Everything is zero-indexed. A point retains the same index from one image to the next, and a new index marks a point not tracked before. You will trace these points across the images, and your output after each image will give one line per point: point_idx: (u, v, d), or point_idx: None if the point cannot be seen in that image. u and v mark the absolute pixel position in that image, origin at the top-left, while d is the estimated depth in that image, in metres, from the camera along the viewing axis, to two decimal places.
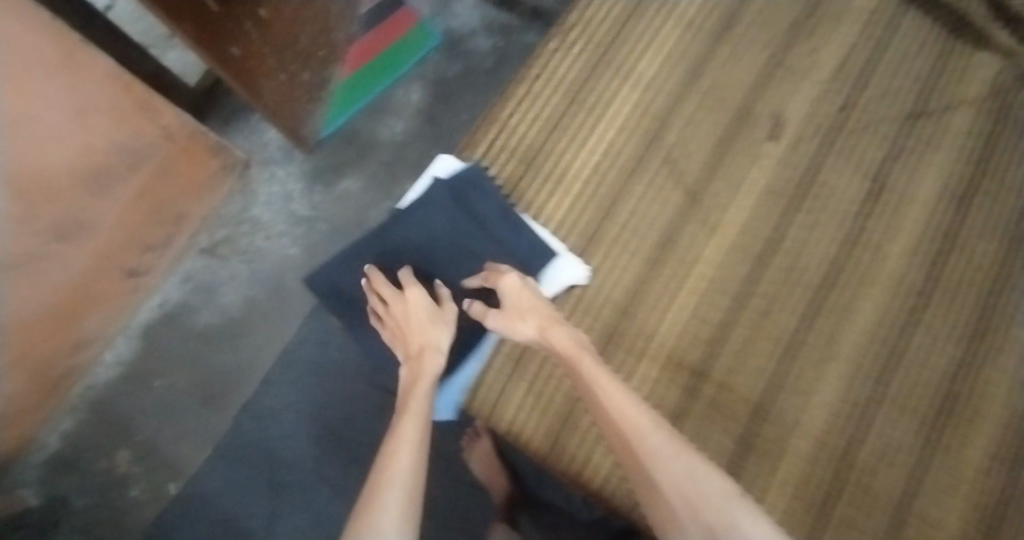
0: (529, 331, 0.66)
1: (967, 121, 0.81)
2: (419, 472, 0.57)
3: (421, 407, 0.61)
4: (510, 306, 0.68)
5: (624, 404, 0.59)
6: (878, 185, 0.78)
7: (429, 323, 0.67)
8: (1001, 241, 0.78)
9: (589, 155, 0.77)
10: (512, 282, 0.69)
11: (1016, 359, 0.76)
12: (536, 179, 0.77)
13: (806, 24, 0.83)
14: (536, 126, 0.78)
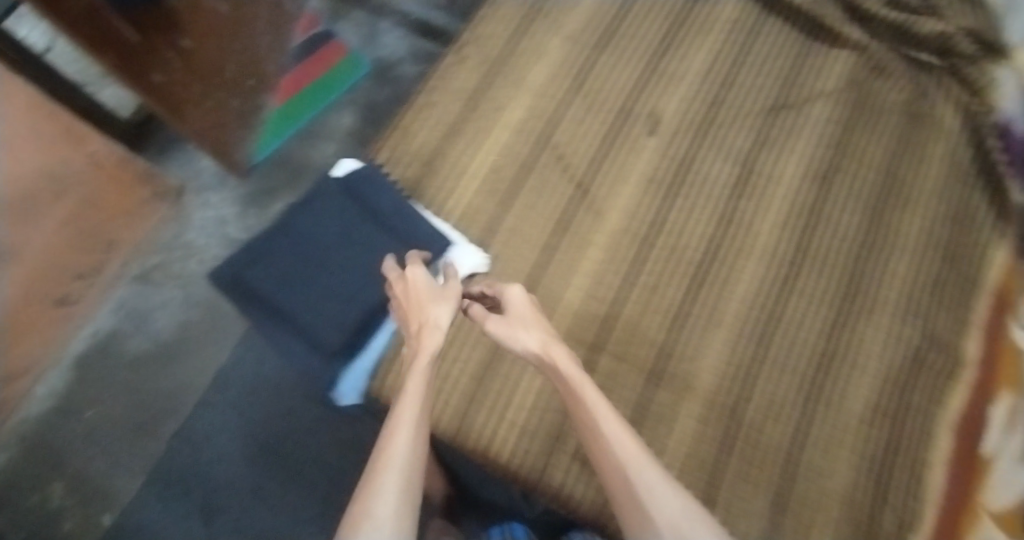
0: (533, 344, 0.66)
1: (825, 111, 0.92)
2: (418, 461, 0.54)
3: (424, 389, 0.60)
4: (514, 319, 0.68)
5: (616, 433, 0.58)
6: (748, 172, 0.88)
7: (447, 306, 0.66)
8: (860, 213, 0.88)
9: (493, 154, 0.84)
10: (518, 298, 0.70)
11: (882, 317, 0.84)
12: (446, 179, 0.83)
13: (675, 30, 0.93)
14: (441, 128, 0.84)
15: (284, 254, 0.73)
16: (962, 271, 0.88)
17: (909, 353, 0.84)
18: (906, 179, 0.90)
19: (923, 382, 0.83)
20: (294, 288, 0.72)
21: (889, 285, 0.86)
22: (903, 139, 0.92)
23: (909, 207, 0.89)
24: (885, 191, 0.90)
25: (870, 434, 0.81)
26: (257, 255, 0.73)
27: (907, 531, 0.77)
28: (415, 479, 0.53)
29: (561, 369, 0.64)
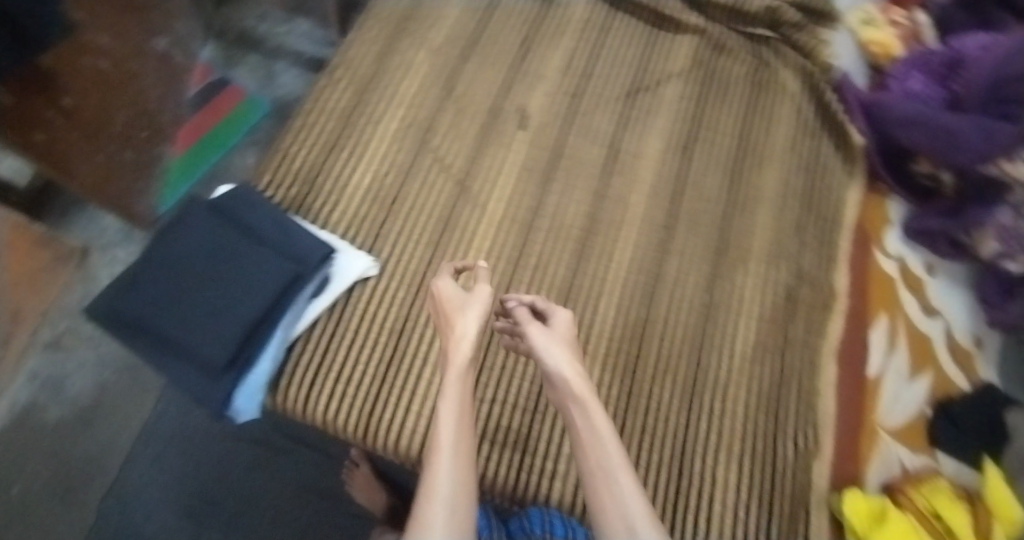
0: (560, 360, 0.64)
1: (677, 92, 1.02)
2: (457, 480, 0.55)
3: (463, 409, 0.61)
4: (553, 339, 0.65)
5: (621, 479, 0.55)
6: (616, 155, 0.97)
7: (480, 327, 0.67)
8: (719, 177, 0.98)
9: (378, 163, 0.89)
10: (561, 320, 0.69)
11: (753, 264, 0.92)
12: (332, 190, 0.86)
13: (533, 35, 1.02)
14: (325, 144, 0.88)
15: (159, 275, 0.68)
16: (824, 214, 0.96)
17: (783, 294, 0.91)
18: (759, 141, 1.00)
19: (800, 318, 0.90)
20: (171, 310, 0.67)
21: (755, 235, 0.94)
22: (752, 106, 1.02)
23: (766, 165, 0.98)
24: (742, 155, 0.99)
25: (761, 372, 0.86)
26: (131, 279, 0.68)
27: (805, 455, 0.83)
28: (462, 510, 0.53)
29: (578, 394, 0.61)
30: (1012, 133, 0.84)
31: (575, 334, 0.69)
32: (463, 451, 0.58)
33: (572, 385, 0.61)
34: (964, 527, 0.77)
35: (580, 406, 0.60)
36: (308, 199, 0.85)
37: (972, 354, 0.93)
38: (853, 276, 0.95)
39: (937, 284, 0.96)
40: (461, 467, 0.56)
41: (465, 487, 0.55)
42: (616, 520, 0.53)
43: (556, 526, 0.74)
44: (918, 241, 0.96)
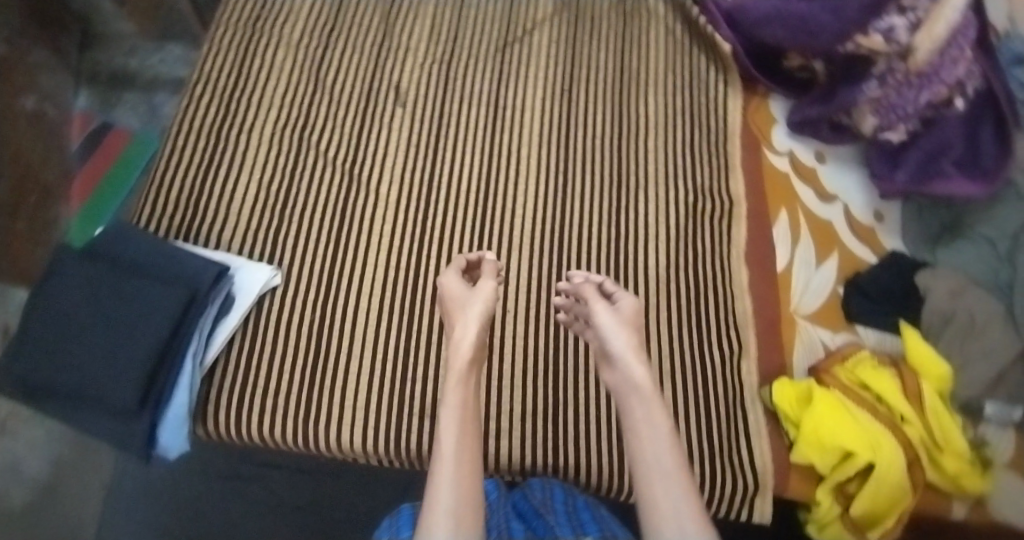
0: (620, 344, 0.67)
1: (547, 38, 1.04)
2: (463, 479, 0.58)
3: (467, 412, 0.63)
4: (621, 322, 0.69)
5: (671, 471, 0.59)
6: (499, 110, 0.98)
7: (481, 324, 0.68)
8: (605, 112, 1.01)
9: (265, 171, 0.88)
10: (627, 302, 0.72)
11: (651, 191, 0.97)
12: (223, 207, 0.86)
13: (393, 12, 1.02)
14: (208, 163, 0.88)
15: (49, 333, 0.67)
16: (709, 125, 1.03)
17: (686, 208, 0.97)
18: (636, 68, 1.05)
19: (704, 227, 0.96)
20: (67, 364, 0.66)
21: (645, 165, 0.98)
22: (623, 38, 1.07)
23: (647, 92, 1.03)
24: (622, 86, 1.03)
25: (676, 289, 0.92)
26: (22, 344, 0.67)
27: (736, 357, 0.89)
28: (467, 510, 0.56)
29: (636, 382, 0.64)
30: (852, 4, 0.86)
31: (641, 317, 0.71)
32: (466, 454, 0.60)
33: (633, 372, 0.65)
34: (890, 388, 0.82)
35: (640, 398, 0.64)
36: (201, 221, 0.84)
37: (873, 229, 0.97)
38: (748, 180, 1.00)
39: (830, 170, 1.00)
40: (464, 472, 0.59)
41: (467, 490, 0.58)
42: (666, 511, 0.57)
43: (557, 493, 0.74)
44: (803, 132, 1.01)
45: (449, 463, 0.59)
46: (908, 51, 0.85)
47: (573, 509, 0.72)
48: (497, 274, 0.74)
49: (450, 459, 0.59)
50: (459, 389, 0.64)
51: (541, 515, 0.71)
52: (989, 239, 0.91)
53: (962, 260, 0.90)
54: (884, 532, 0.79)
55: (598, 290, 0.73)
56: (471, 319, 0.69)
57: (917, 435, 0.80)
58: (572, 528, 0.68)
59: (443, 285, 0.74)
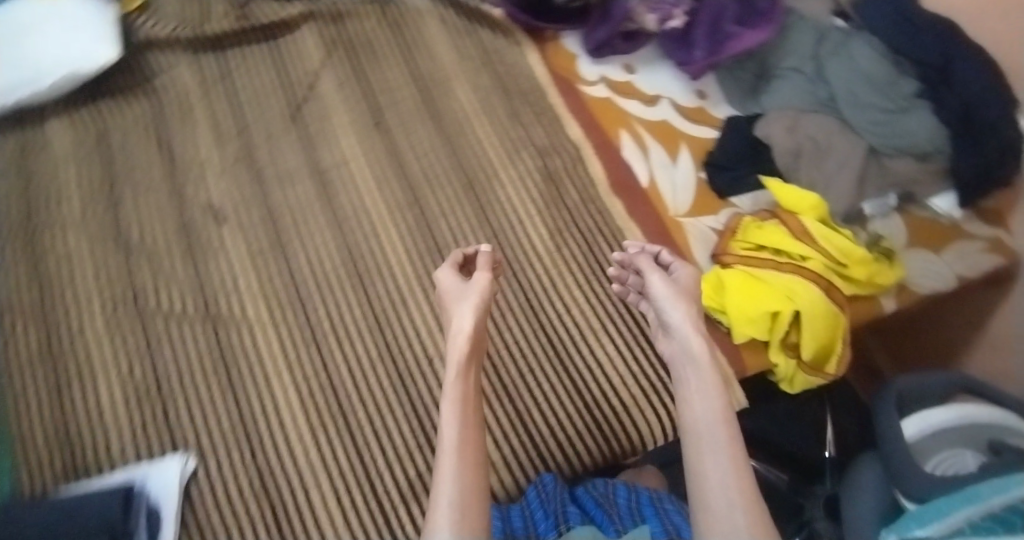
0: (679, 317, 0.69)
1: (333, 81, 1.00)
2: (471, 468, 0.55)
3: (473, 405, 0.60)
4: (677, 295, 0.71)
5: (719, 451, 0.59)
6: (325, 175, 0.93)
7: (478, 313, 0.65)
8: (424, 127, 0.98)
9: (124, 363, 0.80)
10: (683, 273, 0.74)
11: (503, 178, 0.96)
12: (96, 423, 0.77)
13: (166, 137, 0.94)
14: (55, 388, 0.78)
15: None
16: (522, 86, 1.02)
17: (540, 173, 0.97)
18: (430, 71, 1.02)
19: (565, 184, 0.96)
20: None
21: (485, 158, 0.97)
22: (403, 46, 1.04)
23: (452, 85, 1.01)
24: (426, 92, 1.01)
25: (569, 251, 0.93)
26: None
27: None
28: (471, 494, 0.53)
29: (693, 351, 0.66)
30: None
31: (698, 287, 0.74)
32: (470, 444, 0.57)
33: (690, 341, 0.67)
34: (780, 240, 0.87)
35: (697, 373, 0.65)
36: (82, 449, 0.75)
37: (702, 107, 1.02)
38: (580, 119, 1.01)
39: (642, 75, 1.04)
40: (468, 456, 0.55)
41: (470, 473, 0.55)
42: (715, 492, 0.56)
43: (620, 488, 0.77)
44: (604, 55, 1.03)
45: (451, 452, 0.56)
46: None
47: (636, 506, 0.74)
48: (493, 265, 0.69)
49: (450, 443, 0.56)
50: (464, 372, 0.62)
51: (604, 507, 0.73)
52: (794, 68, 0.97)
53: (783, 97, 0.96)
54: (839, 361, 0.84)
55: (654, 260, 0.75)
56: (467, 307, 0.66)
57: (821, 266, 0.86)
58: (634, 517, 0.72)
59: (442, 289, 0.71)
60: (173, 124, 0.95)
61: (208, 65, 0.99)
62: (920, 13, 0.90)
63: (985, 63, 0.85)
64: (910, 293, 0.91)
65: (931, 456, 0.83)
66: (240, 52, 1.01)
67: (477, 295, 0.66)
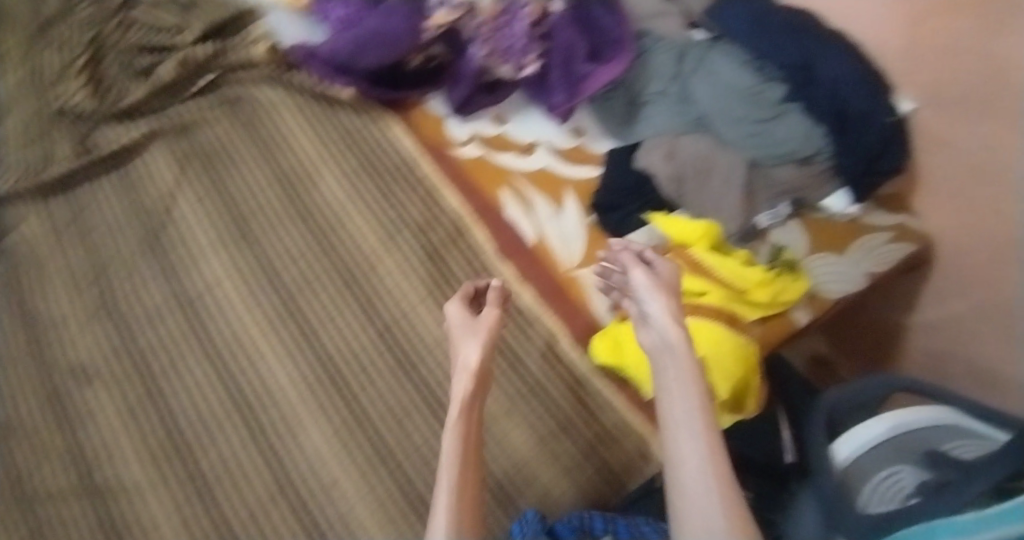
0: (659, 309, 0.62)
1: (191, 199, 0.95)
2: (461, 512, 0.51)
3: (467, 446, 0.56)
4: (660, 287, 0.64)
5: (696, 443, 0.54)
6: (192, 306, 0.89)
7: (480, 346, 0.62)
8: (294, 230, 0.93)
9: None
10: (666, 267, 0.67)
11: (385, 267, 0.91)
12: None
13: (24, 299, 0.89)
14: None
15: None
16: (389, 164, 0.97)
17: (422, 254, 0.92)
18: (292, 167, 0.97)
19: (451, 260, 0.92)
20: None
21: (363, 249, 0.92)
22: (260, 146, 0.99)
23: (318, 178, 0.97)
24: (292, 192, 0.96)
25: None
26: None
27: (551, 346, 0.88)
28: (466, 522, 0.51)
29: (672, 342, 0.59)
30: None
31: (680, 282, 0.67)
32: (465, 489, 0.53)
33: (669, 332, 0.60)
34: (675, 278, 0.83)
35: (675, 364, 0.58)
36: None
37: (581, 146, 0.98)
38: (456, 187, 0.96)
39: (514, 126, 0.99)
40: (462, 501, 0.52)
41: (459, 505, 0.51)
42: (692, 490, 0.51)
43: (596, 518, 0.71)
44: (470, 113, 0.97)
45: (446, 483, 0.52)
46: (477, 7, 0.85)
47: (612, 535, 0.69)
48: (504, 298, 0.67)
49: (446, 472, 0.53)
50: (464, 403, 0.58)
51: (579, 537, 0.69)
52: (661, 92, 0.92)
53: (657, 124, 0.92)
54: (755, 396, 0.81)
55: (636, 256, 0.68)
56: (469, 338, 0.63)
57: (719, 298, 0.82)
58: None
59: (448, 321, 0.67)
60: (30, 284, 0.90)
61: (60, 211, 0.95)
62: (774, 12, 0.85)
63: (845, 52, 0.81)
64: (823, 302, 0.86)
65: (870, 478, 0.78)
66: (93, 190, 0.97)
67: (481, 323, 0.63)
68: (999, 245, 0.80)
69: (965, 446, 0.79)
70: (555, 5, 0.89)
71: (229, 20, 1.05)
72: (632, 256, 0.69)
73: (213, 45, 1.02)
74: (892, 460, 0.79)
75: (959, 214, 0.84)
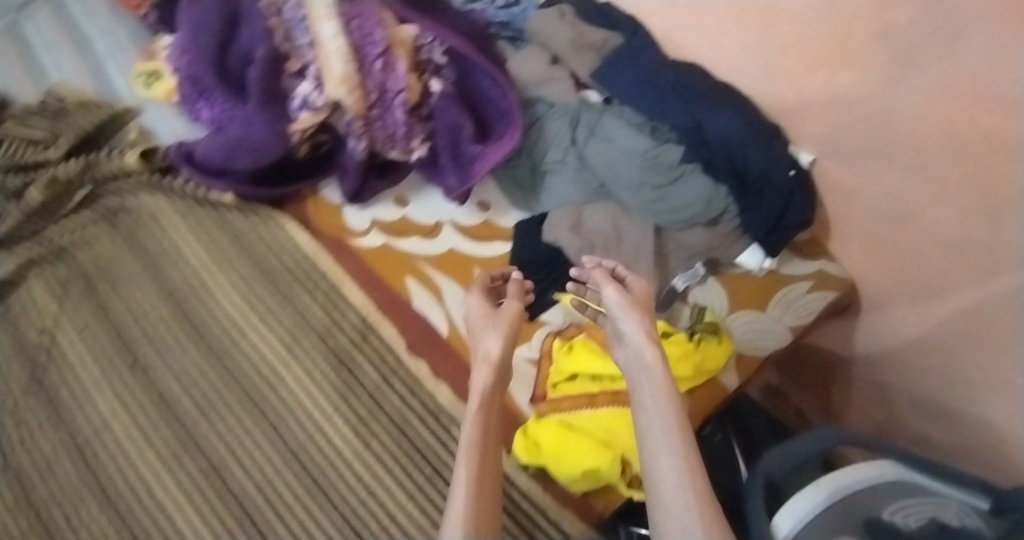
0: (633, 327, 0.66)
1: (74, 333, 0.89)
2: (480, 506, 0.57)
3: (486, 444, 0.63)
4: (632, 306, 0.68)
5: (673, 452, 0.58)
6: (81, 452, 0.82)
7: (501, 341, 0.69)
8: (190, 349, 0.87)
9: None
10: (638, 285, 0.72)
11: (289, 379, 0.85)
12: None
13: None
14: None
15: None
16: (284, 268, 0.91)
17: (329, 362, 0.85)
18: (182, 279, 0.91)
19: (359, 362, 0.85)
20: None
21: (264, 362, 0.86)
22: (146, 259, 0.92)
23: (211, 291, 0.90)
24: (185, 309, 0.89)
25: (379, 441, 0.81)
26: None
27: None
28: (484, 509, 0.57)
29: (647, 359, 0.64)
30: (251, 112, 0.76)
31: (649, 300, 0.72)
32: (484, 484, 0.59)
33: (643, 349, 0.65)
34: (590, 361, 0.79)
35: (650, 379, 0.63)
36: None
37: (488, 221, 0.92)
38: (360, 280, 0.90)
39: (416, 207, 0.93)
40: (484, 495, 0.58)
41: (478, 483, 0.59)
42: (669, 496, 0.56)
43: None
44: (366, 199, 0.92)
45: (465, 469, 0.60)
46: (337, 103, 0.76)
47: None
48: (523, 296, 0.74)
49: (466, 461, 0.60)
50: (484, 395, 0.66)
51: None
52: (561, 160, 0.88)
53: (561, 195, 0.87)
54: None
55: (608, 274, 0.72)
56: (489, 332, 0.70)
57: None
58: None
59: (472, 314, 0.74)
60: None
61: None
62: (660, 68, 0.81)
63: (734, 107, 0.77)
64: (749, 362, 0.81)
65: None
66: None
67: (502, 319, 0.70)
68: (923, 284, 0.77)
69: (906, 512, 0.69)
70: (434, 82, 0.85)
71: (98, 126, 0.97)
72: (605, 273, 0.73)
73: (79, 161, 0.93)
74: (834, 531, 0.67)
75: (876, 257, 0.81)
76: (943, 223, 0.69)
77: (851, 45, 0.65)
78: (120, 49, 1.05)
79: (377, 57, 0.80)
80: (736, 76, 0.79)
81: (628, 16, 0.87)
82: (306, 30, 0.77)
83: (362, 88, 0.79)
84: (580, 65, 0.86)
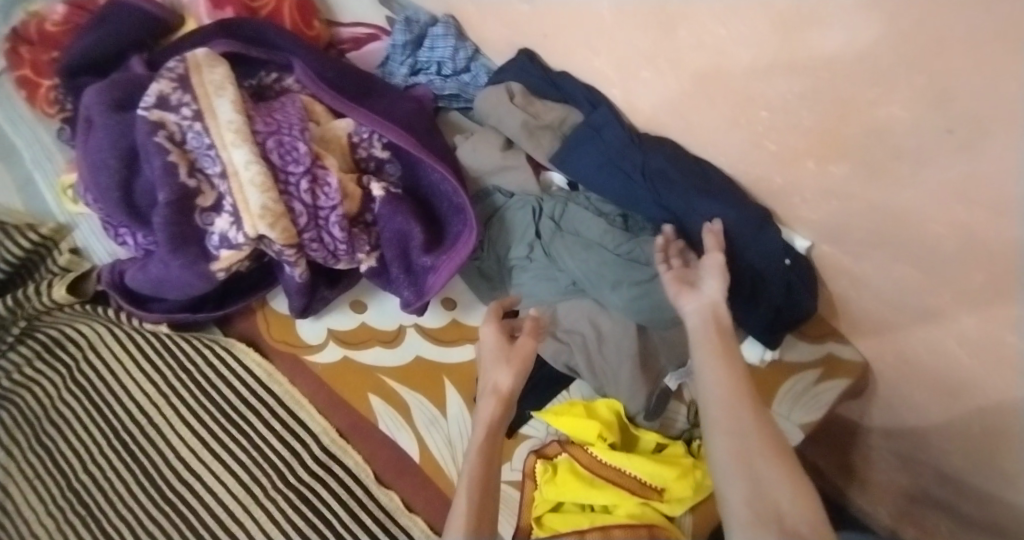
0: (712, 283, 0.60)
1: (24, 483, 0.77)
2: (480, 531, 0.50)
3: (492, 468, 0.54)
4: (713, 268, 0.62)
5: (731, 390, 0.50)
6: None
7: (509, 365, 0.60)
8: (146, 494, 0.75)
9: None
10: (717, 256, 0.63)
11: (255, 525, 0.72)
12: None
13: None
14: None
15: None
16: (237, 397, 0.82)
17: (293, 499, 0.74)
18: (130, 416, 0.81)
19: (328, 501, 0.73)
20: None
21: (225, 505, 0.74)
22: (92, 395, 0.82)
23: (162, 426, 0.80)
24: (134, 449, 0.78)
25: None
26: None
27: None
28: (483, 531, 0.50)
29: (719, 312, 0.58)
30: (164, 256, 0.68)
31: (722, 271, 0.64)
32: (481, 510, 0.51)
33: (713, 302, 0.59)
34: (577, 490, 0.64)
35: (711, 329, 0.55)
36: None
37: (454, 321, 0.84)
38: (322, 399, 0.81)
39: (375, 312, 0.87)
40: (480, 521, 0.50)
41: (478, 520, 0.50)
42: (723, 435, 0.48)
43: None
44: (317, 309, 0.85)
45: (467, 490, 0.52)
46: (259, 238, 0.68)
47: None
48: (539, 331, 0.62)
49: (469, 478, 0.52)
50: (490, 426, 0.56)
51: None
52: (527, 255, 0.77)
53: (532, 294, 0.76)
54: None
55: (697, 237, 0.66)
56: (500, 365, 0.60)
57: (638, 511, 0.63)
58: None
59: (481, 343, 0.63)
60: None
61: None
62: (632, 148, 0.72)
63: (717, 196, 0.67)
64: None
65: None
66: None
67: (515, 352, 0.60)
68: (950, 377, 0.67)
69: None
70: (374, 186, 0.75)
71: (29, 251, 0.89)
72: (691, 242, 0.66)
73: (8, 299, 0.86)
74: None
75: (888, 345, 0.70)
76: (970, 324, 0.59)
77: (848, 137, 0.55)
78: (47, 154, 0.97)
79: (301, 177, 0.71)
80: (713, 153, 0.69)
81: (586, 87, 0.78)
82: (215, 160, 0.68)
83: (289, 214, 0.70)
84: (537, 149, 0.77)
